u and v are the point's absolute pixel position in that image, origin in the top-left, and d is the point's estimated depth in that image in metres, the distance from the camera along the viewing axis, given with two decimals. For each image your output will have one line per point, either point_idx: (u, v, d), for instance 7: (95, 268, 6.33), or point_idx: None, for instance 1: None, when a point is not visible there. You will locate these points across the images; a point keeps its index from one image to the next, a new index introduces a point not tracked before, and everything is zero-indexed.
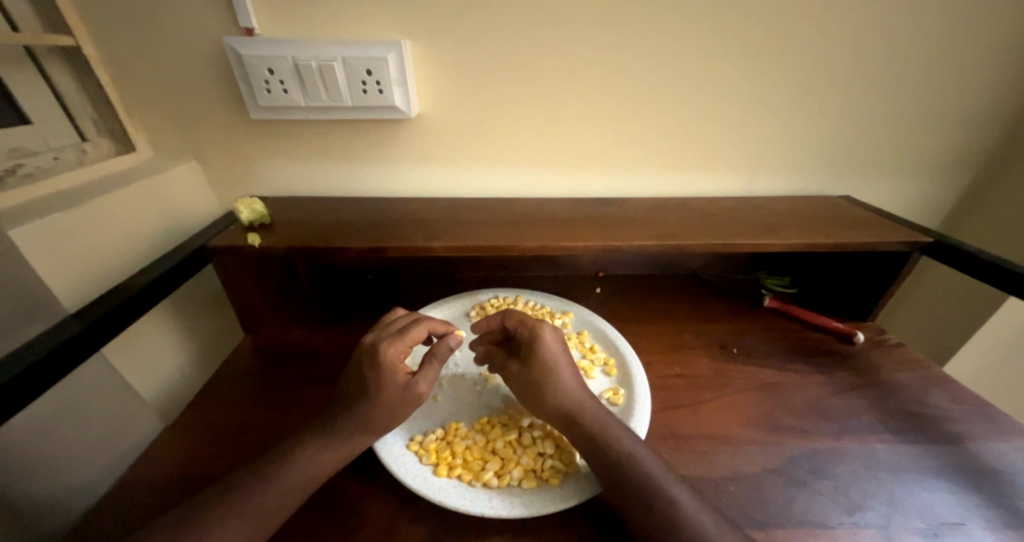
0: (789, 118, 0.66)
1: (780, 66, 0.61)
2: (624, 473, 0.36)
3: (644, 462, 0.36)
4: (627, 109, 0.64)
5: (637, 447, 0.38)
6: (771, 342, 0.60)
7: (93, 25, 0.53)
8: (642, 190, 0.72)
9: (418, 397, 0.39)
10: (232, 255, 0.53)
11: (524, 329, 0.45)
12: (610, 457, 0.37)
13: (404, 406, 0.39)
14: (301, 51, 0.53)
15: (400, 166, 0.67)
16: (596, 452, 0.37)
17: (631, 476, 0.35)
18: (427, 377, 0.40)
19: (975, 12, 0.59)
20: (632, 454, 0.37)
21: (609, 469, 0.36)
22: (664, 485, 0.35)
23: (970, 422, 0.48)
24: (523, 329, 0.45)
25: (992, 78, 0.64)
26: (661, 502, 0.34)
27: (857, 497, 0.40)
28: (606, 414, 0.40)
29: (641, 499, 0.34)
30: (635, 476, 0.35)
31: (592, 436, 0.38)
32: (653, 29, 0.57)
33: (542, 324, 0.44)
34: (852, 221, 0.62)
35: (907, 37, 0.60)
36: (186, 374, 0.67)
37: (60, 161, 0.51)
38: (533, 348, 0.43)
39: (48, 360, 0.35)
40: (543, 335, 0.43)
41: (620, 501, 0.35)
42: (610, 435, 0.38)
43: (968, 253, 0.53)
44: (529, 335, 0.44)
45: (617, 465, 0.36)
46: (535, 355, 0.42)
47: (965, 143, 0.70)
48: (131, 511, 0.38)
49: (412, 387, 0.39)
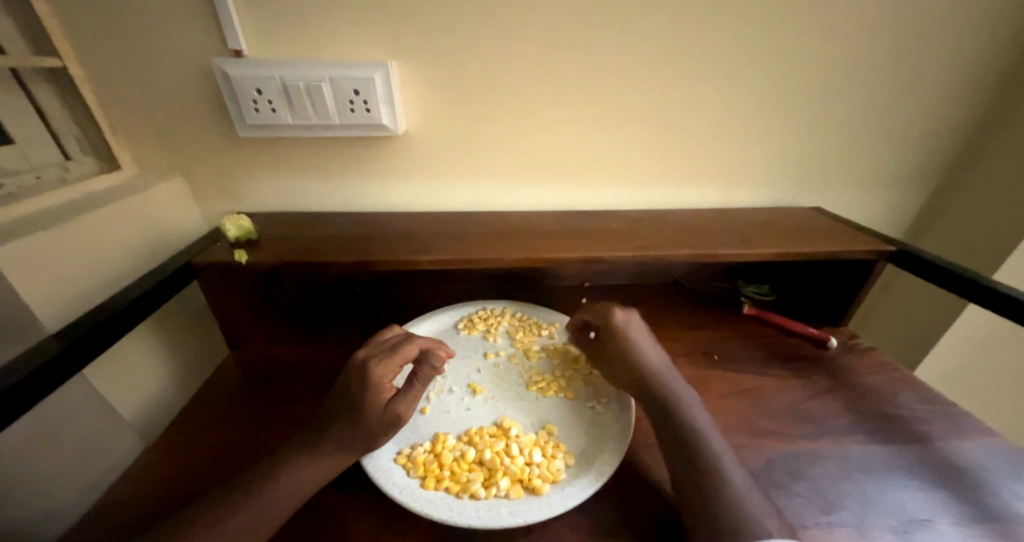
0: (760, 134, 0.70)
1: (750, 86, 0.65)
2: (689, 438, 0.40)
3: (708, 433, 0.41)
4: (607, 125, 0.66)
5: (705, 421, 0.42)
6: (752, 349, 0.62)
7: (80, 47, 0.53)
8: (624, 202, 0.75)
9: (398, 419, 0.40)
10: (218, 271, 0.53)
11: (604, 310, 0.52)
12: (680, 423, 0.41)
13: (384, 428, 0.39)
14: (289, 72, 0.55)
15: (387, 181, 0.68)
16: (665, 418, 0.42)
17: (696, 440, 0.40)
18: (408, 399, 0.40)
19: (926, 38, 0.63)
20: (700, 426, 0.41)
21: (673, 432, 0.41)
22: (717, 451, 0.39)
23: (937, 422, 0.50)
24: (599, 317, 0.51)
25: (946, 96, 0.69)
26: (714, 465, 0.38)
27: (833, 497, 0.41)
28: (684, 391, 0.44)
29: (694, 457, 0.38)
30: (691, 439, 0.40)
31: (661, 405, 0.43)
32: (631, 52, 0.61)
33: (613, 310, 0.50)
34: (824, 231, 0.65)
35: (864, 59, 0.64)
36: (168, 393, 0.66)
37: (42, 180, 0.50)
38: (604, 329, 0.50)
39: (26, 383, 0.34)
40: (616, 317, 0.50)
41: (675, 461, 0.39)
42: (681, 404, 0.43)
43: (929, 260, 0.56)
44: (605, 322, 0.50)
45: (685, 430, 0.40)
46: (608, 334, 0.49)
47: (925, 156, 0.75)
48: (110, 534, 0.37)
49: (391, 408, 0.39)
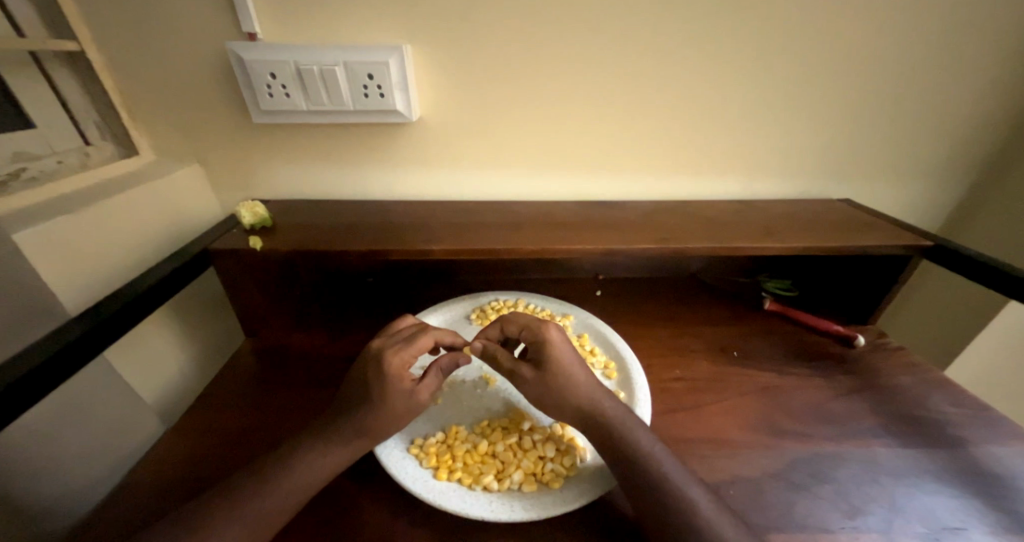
0: (788, 121, 0.66)
1: (779, 70, 0.62)
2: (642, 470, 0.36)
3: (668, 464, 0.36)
4: (627, 112, 0.64)
5: (656, 447, 0.38)
6: (773, 346, 0.60)
7: (98, 31, 0.53)
8: (641, 193, 0.73)
9: (419, 407, 0.40)
10: (234, 258, 0.53)
11: (530, 327, 0.44)
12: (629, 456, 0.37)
13: (406, 415, 0.39)
14: (303, 56, 0.54)
15: (400, 169, 0.68)
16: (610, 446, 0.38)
17: (650, 471, 0.36)
18: (429, 388, 0.40)
19: (975, 17, 0.59)
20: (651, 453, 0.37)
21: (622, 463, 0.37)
22: (677, 480, 0.35)
23: (971, 426, 0.48)
24: (527, 333, 0.44)
25: (993, 81, 0.64)
26: (676, 499, 0.34)
27: (859, 502, 0.39)
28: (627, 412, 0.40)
29: (653, 489, 0.35)
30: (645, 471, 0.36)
31: (608, 431, 0.38)
32: (654, 34, 0.58)
33: (547, 325, 0.44)
34: (854, 225, 0.62)
35: (904, 41, 0.60)
36: (188, 377, 0.67)
37: (63, 165, 0.51)
38: (544, 350, 0.42)
39: (49, 365, 0.35)
40: (551, 336, 0.43)
41: (631, 493, 0.35)
42: (627, 428, 0.38)
43: (968, 257, 0.53)
44: (535, 339, 0.43)
45: (636, 463, 0.36)
46: (547, 357, 0.41)
47: (966, 145, 0.70)
48: (133, 514, 0.38)
49: (415, 395, 0.39)
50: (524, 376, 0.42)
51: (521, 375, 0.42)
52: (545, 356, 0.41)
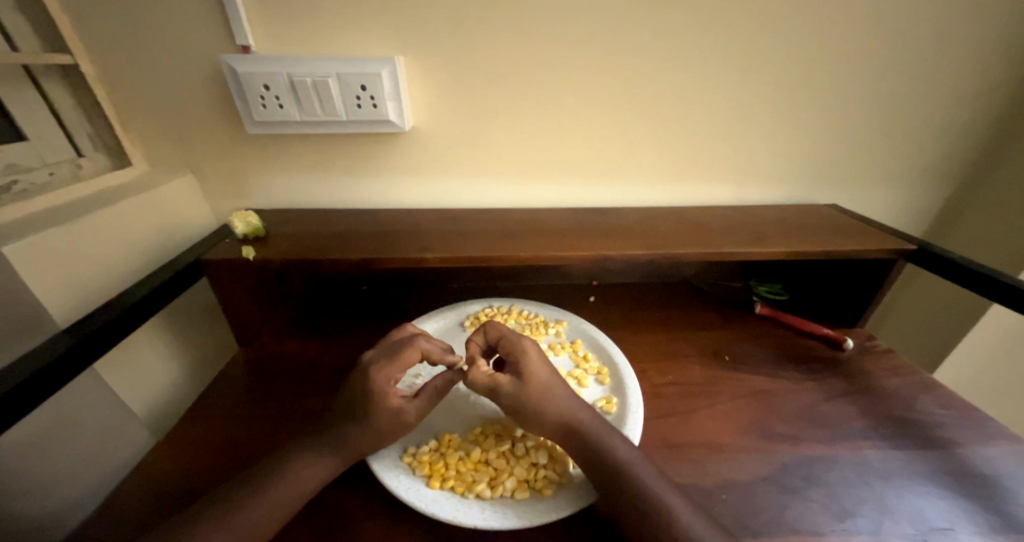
0: (774, 127, 0.68)
1: (766, 79, 0.63)
2: (624, 482, 0.36)
3: (646, 474, 0.37)
4: (617, 120, 0.65)
5: (634, 459, 0.38)
6: (765, 350, 0.61)
7: (91, 44, 0.54)
8: (633, 200, 0.74)
9: (404, 425, 0.40)
10: (226, 268, 0.53)
11: (509, 341, 0.44)
12: (611, 467, 0.37)
13: (391, 431, 0.39)
14: (297, 68, 0.55)
15: (393, 178, 0.68)
16: (587, 459, 0.38)
17: (630, 483, 0.36)
18: (419, 410, 0.40)
19: (951, 27, 0.61)
20: (631, 466, 0.37)
21: (603, 476, 0.36)
22: (657, 491, 0.35)
23: (957, 427, 0.49)
24: (507, 343, 0.44)
25: (971, 89, 0.66)
26: (655, 509, 0.34)
27: (850, 504, 0.40)
28: (604, 427, 0.40)
29: (633, 500, 0.35)
30: (629, 482, 0.36)
31: (585, 448, 0.38)
32: (641, 44, 0.59)
33: (524, 338, 0.45)
34: (840, 229, 0.64)
35: (884, 51, 0.62)
36: (179, 388, 0.66)
37: (55, 177, 0.51)
38: (523, 359, 0.42)
39: (39, 378, 0.35)
40: (528, 348, 0.44)
41: (612, 507, 0.35)
42: (605, 442, 0.38)
43: (951, 260, 0.54)
44: (513, 348, 0.44)
45: (616, 475, 0.36)
46: (527, 364, 0.42)
47: (948, 151, 0.72)
48: (122, 525, 0.38)
49: (401, 414, 0.39)
50: (505, 387, 0.41)
51: (501, 386, 0.41)
52: (524, 365, 0.42)
